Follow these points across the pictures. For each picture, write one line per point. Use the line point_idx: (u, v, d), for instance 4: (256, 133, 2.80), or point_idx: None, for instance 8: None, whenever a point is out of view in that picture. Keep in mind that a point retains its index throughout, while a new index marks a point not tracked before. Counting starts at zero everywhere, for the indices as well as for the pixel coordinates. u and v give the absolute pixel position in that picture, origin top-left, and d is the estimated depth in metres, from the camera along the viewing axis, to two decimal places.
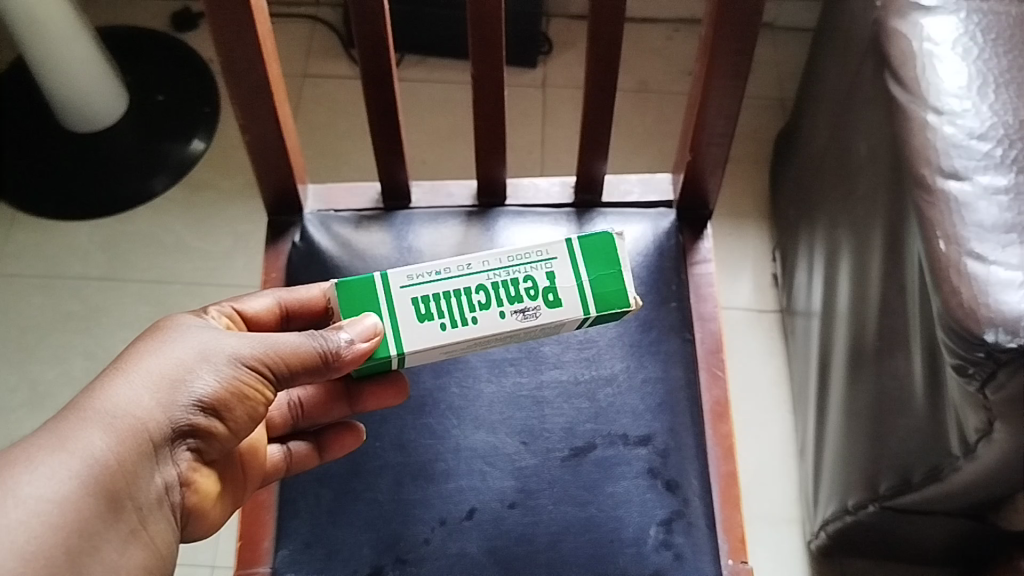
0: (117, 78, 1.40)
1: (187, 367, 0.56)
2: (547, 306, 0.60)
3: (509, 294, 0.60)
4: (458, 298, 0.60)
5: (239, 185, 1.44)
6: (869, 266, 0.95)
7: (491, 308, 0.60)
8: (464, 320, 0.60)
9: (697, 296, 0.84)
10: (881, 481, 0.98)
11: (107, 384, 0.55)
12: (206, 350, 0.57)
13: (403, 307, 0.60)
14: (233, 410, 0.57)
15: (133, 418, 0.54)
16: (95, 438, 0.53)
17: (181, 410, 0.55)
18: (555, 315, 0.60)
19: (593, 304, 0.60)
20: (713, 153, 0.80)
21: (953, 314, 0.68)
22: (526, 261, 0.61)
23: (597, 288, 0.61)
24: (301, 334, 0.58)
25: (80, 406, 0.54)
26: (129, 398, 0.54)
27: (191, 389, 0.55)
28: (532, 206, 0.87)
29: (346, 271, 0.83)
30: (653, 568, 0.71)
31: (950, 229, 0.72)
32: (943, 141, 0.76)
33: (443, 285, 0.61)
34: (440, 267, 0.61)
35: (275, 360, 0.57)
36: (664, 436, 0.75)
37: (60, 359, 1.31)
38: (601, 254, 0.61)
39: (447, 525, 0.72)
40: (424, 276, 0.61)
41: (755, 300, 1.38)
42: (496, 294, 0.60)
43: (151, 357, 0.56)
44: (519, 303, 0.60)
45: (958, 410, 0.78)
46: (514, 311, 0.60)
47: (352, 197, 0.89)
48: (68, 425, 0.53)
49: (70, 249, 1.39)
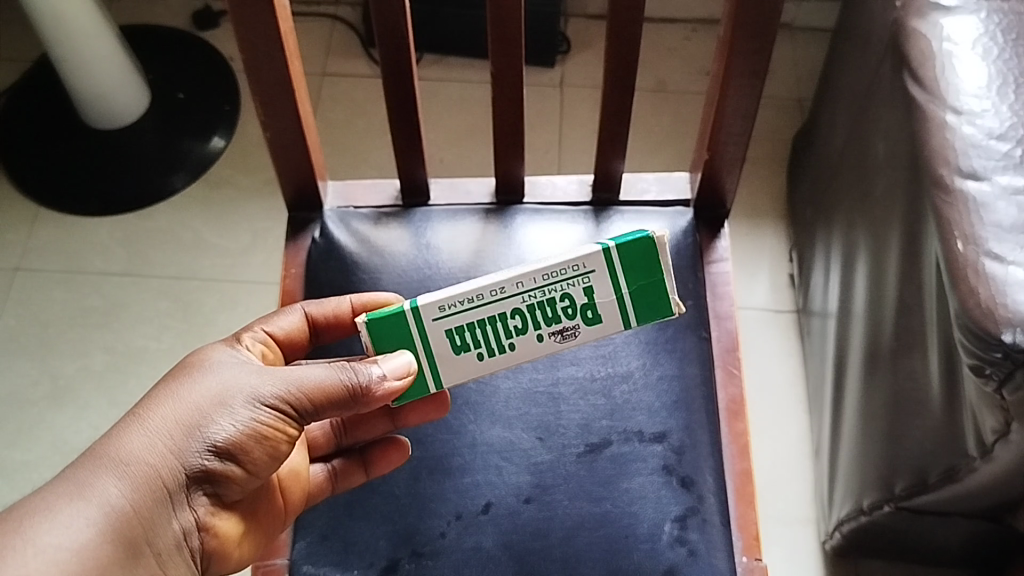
0: (140, 82, 1.42)
1: (204, 411, 0.56)
2: (586, 323, 0.62)
3: (547, 315, 0.61)
4: (494, 325, 0.62)
5: (258, 182, 1.45)
6: (887, 267, 0.95)
7: (529, 332, 0.62)
8: (502, 347, 0.62)
9: (713, 295, 0.84)
10: (896, 482, 0.98)
11: (123, 431, 0.55)
12: (225, 392, 0.57)
13: (439, 339, 0.62)
14: (252, 452, 0.57)
15: (147, 465, 0.54)
16: (110, 486, 0.53)
17: (196, 455, 0.55)
18: (594, 331, 0.62)
19: (631, 315, 0.62)
20: (731, 152, 0.81)
21: (970, 314, 0.68)
22: (561, 279, 0.60)
23: (636, 297, 0.61)
24: (326, 369, 0.58)
25: (97, 453, 0.54)
26: (144, 445, 0.55)
27: (207, 433, 0.56)
28: (549, 204, 0.88)
29: (365, 267, 0.83)
30: (668, 565, 0.71)
31: (968, 229, 0.72)
32: (962, 141, 0.76)
33: (475, 313, 0.62)
34: (471, 294, 0.61)
35: (298, 398, 0.57)
36: (680, 433, 0.75)
37: (82, 353, 1.32)
38: (639, 262, 0.60)
39: (463, 519, 0.73)
40: (455, 305, 0.61)
41: (771, 300, 1.38)
42: (533, 317, 0.61)
43: (168, 403, 0.56)
44: (557, 324, 0.62)
45: (975, 410, 0.78)
46: (552, 332, 0.62)
47: (371, 195, 0.89)
48: (85, 473, 0.53)
49: (92, 245, 1.40)
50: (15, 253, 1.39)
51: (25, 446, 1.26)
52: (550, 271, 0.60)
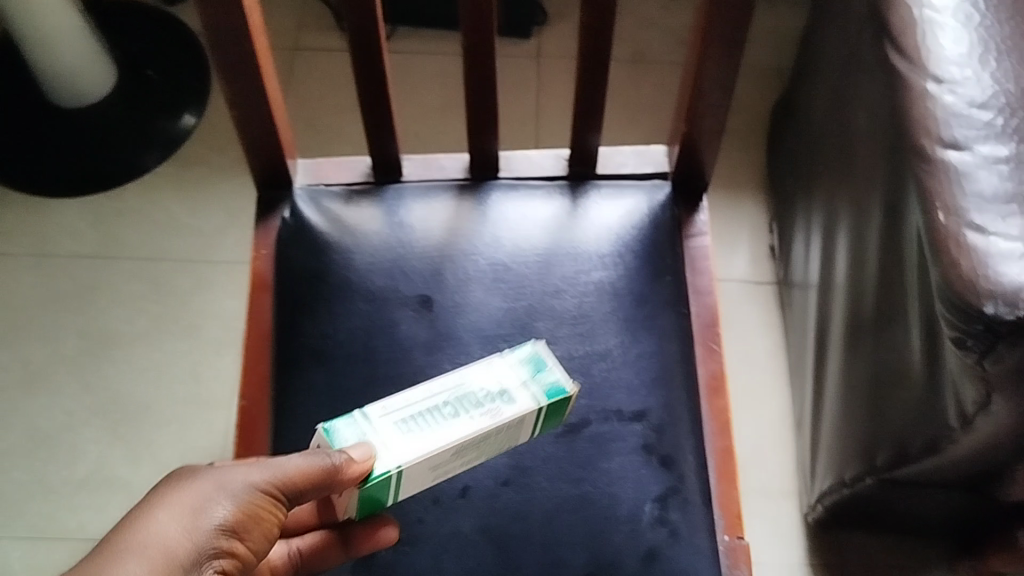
0: (109, 68, 1.39)
1: (205, 497, 0.53)
2: (504, 404, 0.59)
3: (469, 401, 0.59)
4: (422, 417, 0.58)
5: (230, 160, 1.42)
6: (868, 239, 0.94)
7: (455, 417, 0.58)
8: (432, 429, 0.57)
9: (692, 270, 0.83)
10: (877, 455, 0.97)
11: (133, 521, 0.51)
12: (221, 481, 0.54)
13: (376, 435, 0.57)
14: (250, 533, 0.54)
15: (162, 550, 0.50)
16: (127, 573, 0.49)
17: (208, 539, 0.52)
18: (515, 409, 0.59)
19: (544, 396, 0.60)
20: (709, 124, 0.79)
21: (952, 287, 0.67)
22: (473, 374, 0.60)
23: (547, 384, 0.60)
24: (308, 453, 0.56)
25: (111, 545, 0.50)
26: (156, 530, 0.51)
27: (212, 515, 0.52)
28: (525, 179, 0.86)
29: (336, 246, 0.81)
30: (649, 545, 0.70)
31: (949, 199, 0.71)
32: (943, 110, 0.75)
33: (403, 411, 0.59)
34: (393, 400, 0.59)
35: (287, 481, 0.55)
36: (660, 411, 0.74)
37: (54, 338, 1.30)
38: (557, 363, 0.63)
39: (440, 504, 0.71)
40: (383, 409, 0.59)
41: (752, 273, 1.36)
42: (458, 406, 0.59)
43: (170, 494, 0.53)
44: (480, 406, 0.58)
45: (956, 383, 0.77)
46: (477, 413, 0.58)
47: (342, 172, 0.87)
48: (98, 566, 0.49)
49: (61, 227, 1.37)
50: None
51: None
52: (482, 365, 0.61)
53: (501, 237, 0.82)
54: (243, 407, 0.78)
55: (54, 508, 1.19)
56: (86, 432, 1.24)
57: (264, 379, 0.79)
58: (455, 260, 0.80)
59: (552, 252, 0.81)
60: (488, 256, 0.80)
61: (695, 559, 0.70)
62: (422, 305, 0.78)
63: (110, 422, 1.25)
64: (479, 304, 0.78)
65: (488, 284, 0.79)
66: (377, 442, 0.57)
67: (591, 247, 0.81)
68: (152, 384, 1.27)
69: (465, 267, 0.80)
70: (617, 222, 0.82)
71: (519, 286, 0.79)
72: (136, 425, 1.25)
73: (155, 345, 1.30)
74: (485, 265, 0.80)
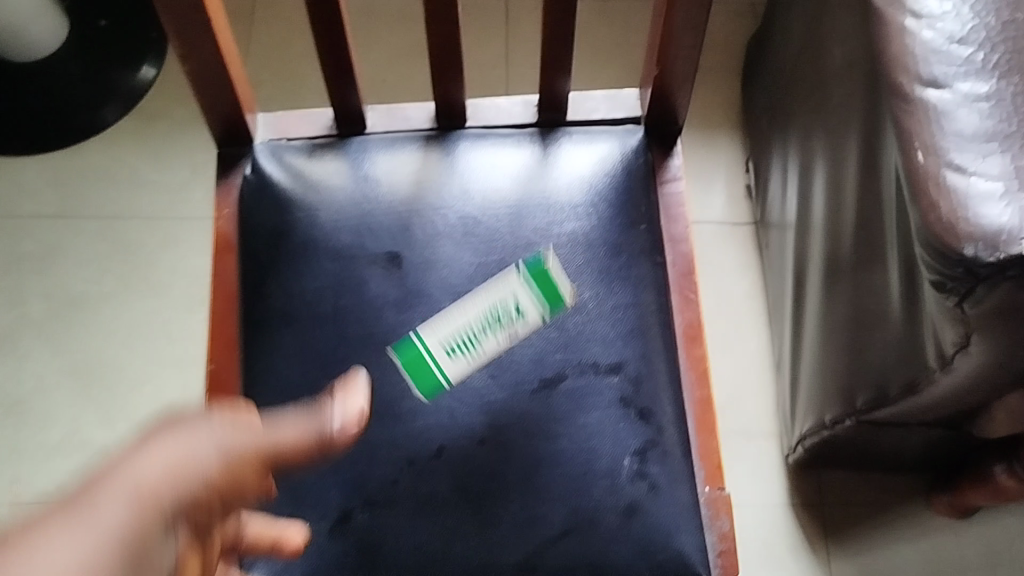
0: (60, 28, 1.33)
1: (196, 450, 0.52)
2: (520, 321, 0.72)
3: (495, 321, 0.71)
4: (463, 335, 0.71)
5: (192, 113, 1.38)
6: (846, 178, 0.92)
7: (485, 338, 0.71)
8: (472, 351, 0.71)
9: (667, 218, 0.82)
10: (857, 396, 0.97)
11: (117, 462, 0.49)
12: (211, 431, 0.53)
13: (436, 355, 0.71)
14: (229, 498, 0.53)
15: (151, 495, 0.48)
16: (117, 514, 0.47)
17: (192, 492, 0.51)
18: (528, 327, 0.72)
19: (548, 305, 0.73)
20: (682, 66, 0.77)
21: (933, 230, 0.66)
22: (495, 300, 0.72)
23: (549, 293, 0.73)
24: (298, 421, 0.57)
25: (94, 484, 0.48)
26: (145, 474, 0.49)
27: (201, 473, 0.51)
28: (493, 127, 0.83)
29: (300, 203, 0.79)
30: (628, 500, 0.70)
31: (929, 139, 0.69)
32: (921, 47, 0.72)
33: (453, 326, 0.71)
34: (448, 314, 0.72)
35: (275, 451, 0.55)
36: (637, 363, 0.73)
37: (19, 301, 1.27)
38: (547, 282, 0.73)
39: (416, 465, 0.70)
40: (441, 324, 0.72)
41: (728, 213, 1.35)
42: (486, 325, 0.71)
43: (158, 440, 0.51)
44: (506, 326, 0.71)
45: (935, 325, 0.76)
46: (503, 333, 0.71)
47: (304, 125, 0.84)
48: (83, 506, 0.47)
49: (20, 187, 1.33)
50: None
51: None
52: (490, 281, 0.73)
53: (471, 188, 0.79)
54: (211, 371, 0.76)
55: (30, 474, 1.18)
56: (59, 396, 1.22)
57: (232, 341, 0.77)
58: (424, 214, 0.78)
59: (523, 203, 0.78)
60: (458, 210, 0.78)
61: (675, 512, 0.70)
62: (391, 262, 0.76)
63: (82, 386, 1.22)
64: (450, 260, 0.76)
65: (458, 239, 0.77)
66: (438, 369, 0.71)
67: (564, 196, 0.79)
68: (123, 345, 1.25)
69: (434, 221, 0.78)
70: (589, 169, 0.80)
71: (490, 240, 0.77)
72: (109, 387, 1.23)
73: (124, 305, 1.27)
74: (454, 219, 0.78)
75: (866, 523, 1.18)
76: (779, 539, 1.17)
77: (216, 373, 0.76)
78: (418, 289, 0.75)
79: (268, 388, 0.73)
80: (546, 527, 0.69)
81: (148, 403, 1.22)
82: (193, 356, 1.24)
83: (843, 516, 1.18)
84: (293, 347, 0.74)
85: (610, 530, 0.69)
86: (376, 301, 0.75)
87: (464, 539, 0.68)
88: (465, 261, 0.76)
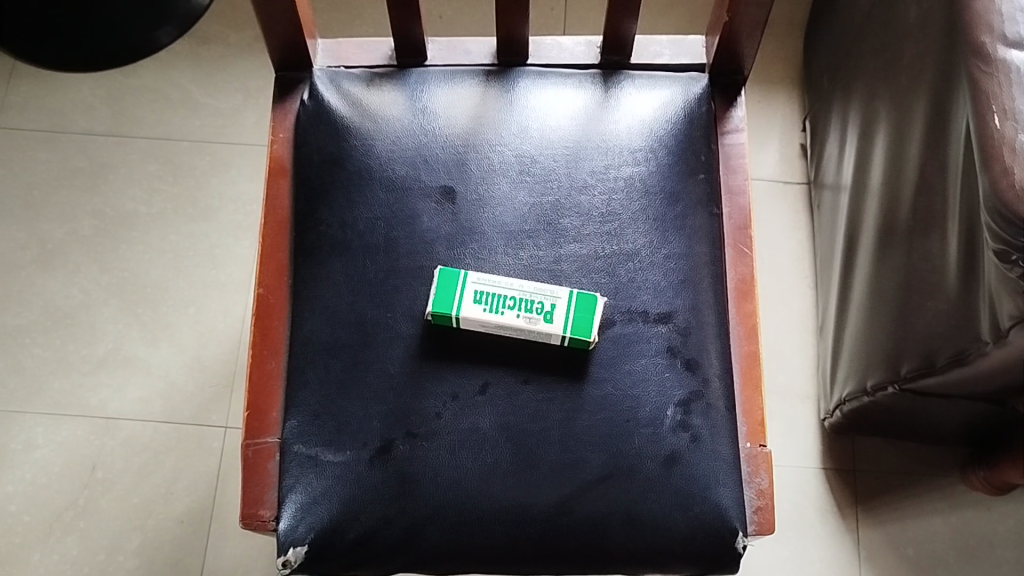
0: None
1: None
2: (542, 319, 0.70)
3: (528, 306, 0.70)
4: (500, 299, 0.71)
5: (247, 39, 1.37)
6: (910, 141, 0.90)
7: (510, 313, 0.70)
8: (497, 310, 0.70)
9: (726, 169, 0.81)
10: (902, 364, 0.95)
11: None
12: None
13: (467, 295, 0.71)
14: None
15: None
16: None
17: None
18: (543, 326, 0.70)
19: (570, 329, 0.70)
20: (752, 14, 0.75)
21: (1001, 197, 0.64)
22: (542, 296, 0.71)
23: (577, 323, 0.70)
24: None
25: None
26: None
27: None
28: (554, 66, 0.82)
29: (357, 132, 0.78)
30: (669, 450, 0.69)
31: (1007, 102, 0.67)
32: (1009, 5, 0.70)
33: (497, 288, 0.71)
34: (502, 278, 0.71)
35: None
36: (686, 314, 0.73)
37: (70, 216, 1.28)
38: (586, 317, 0.70)
39: (459, 400, 0.70)
40: (491, 282, 0.71)
41: (781, 171, 1.32)
42: (519, 304, 0.70)
43: None
44: (530, 312, 0.70)
45: (993, 295, 0.75)
46: (524, 315, 0.70)
47: (363, 53, 0.83)
48: None
49: (75, 103, 1.33)
50: None
51: (17, 310, 1.23)
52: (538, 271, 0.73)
53: (529, 126, 0.78)
54: (260, 295, 0.77)
55: (75, 386, 1.20)
56: (105, 312, 1.24)
57: (283, 267, 0.77)
58: (480, 150, 0.77)
59: (581, 145, 0.77)
60: (514, 147, 0.77)
61: (714, 465, 0.70)
62: (444, 196, 0.76)
63: (128, 304, 1.24)
64: (504, 198, 0.75)
65: (513, 177, 0.76)
66: (464, 304, 0.70)
67: (622, 140, 0.77)
68: (169, 266, 1.26)
69: (490, 158, 0.77)
70: (649, 115, 0.79)
71: (545, 180, 0.76)
72: (154, 307, 1.24)
73: (172, 227, 1.28)
74: (510, 156, 0.77)
75: (898, 492, 1.17)
76: (810, 502, 1.17)
77: (265, 297, 0.77)
78: (471, 226, 0.75)
79: (316, 314, 0.73)
80: (585, 471, 0.69)
81: (191, 325, 1.23)
82: (237, 281, 1.26)
83: (875, 484, 1.17)
84: (343, 275, 0.74)
85: (649, 479, 0.69)
86: (427, 235, 0.74)
87: (502, 477, 0.69)
88: (519, 200, 0.75)
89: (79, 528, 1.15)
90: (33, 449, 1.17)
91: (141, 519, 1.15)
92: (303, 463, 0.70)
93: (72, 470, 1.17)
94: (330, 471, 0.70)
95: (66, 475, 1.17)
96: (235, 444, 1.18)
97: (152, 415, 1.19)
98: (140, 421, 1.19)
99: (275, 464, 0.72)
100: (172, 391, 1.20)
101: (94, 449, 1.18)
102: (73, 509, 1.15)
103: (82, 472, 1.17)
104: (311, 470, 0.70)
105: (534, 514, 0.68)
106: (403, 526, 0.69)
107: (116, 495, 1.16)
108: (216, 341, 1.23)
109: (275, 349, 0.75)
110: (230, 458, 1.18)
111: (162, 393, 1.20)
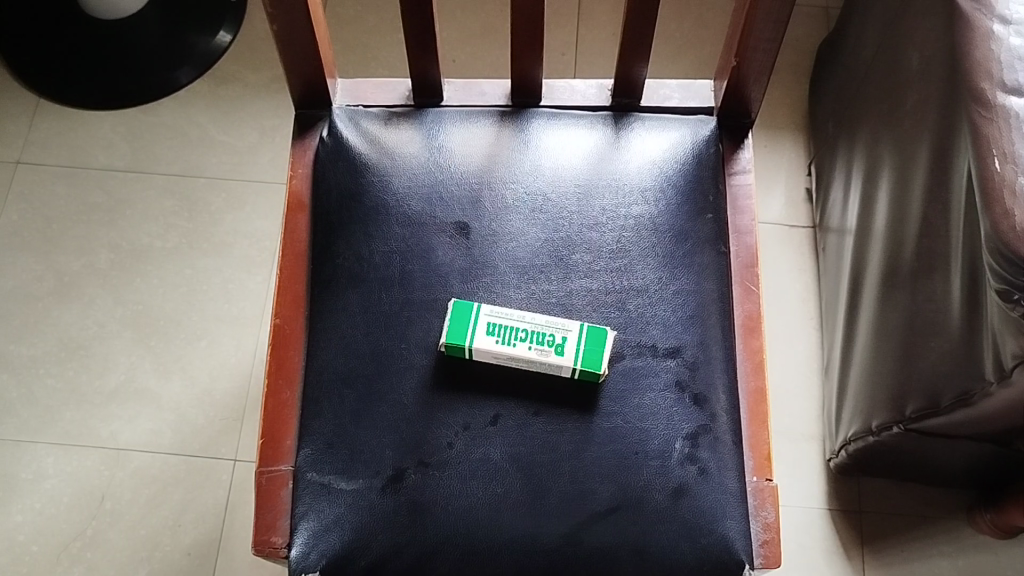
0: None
1: None
2: (552, 352, 0.71)
3: (539, 338, 0.72)
4: (512, 330, 0.72)
5: (264, 79, 1.40)
6: (913, 184, 0.92)
7: (521, 345, 0.72)
8: (509, 341, 0.72)
9: (733, 209, 0.83)
10: (907, 404, 0.95)
11: None
12: None
13: (480, 327, 0.72)
14: None
15: None
16: None
17: None
18: (554, 359, 0.71)
19: (580, 361, 0.71)
20: (758, 58, 0.77)
21: (1002, 237, 0.65)
22: (552, 328, 0.72)
23: (587, 355, 0.71)
24: None
25: None
26: None
27: None
28: (567, 108, 0.84)
29: (375, 169, 0.80)
30: (677, 483, 0.71)
31: (1007, 147, 0.69)
32: (1008, 53, 0.73)
33: (510, 320, 0.73)
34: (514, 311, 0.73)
35: None
36: (694, 349, 0.74)
37: (87, 249, 1.30)
38: (596, 349, 0.72)
39: (471, 431, 0.72)
40: (505, 314, 0.73)
41: (787, 215, 1.34)
42: (530, 336, 0.72)
43: None
44: (542, 344, 0.72)
45: (996, 335, 0.76)
46: (536, 347, 0.72)
47: (381, 93, 0.86)
48: None
49: (96, 140, 1.36)
50: (17, 147, 1.35)
51: (34, 340, 1.25)
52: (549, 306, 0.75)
53: (541, 165, 0.80)
54: (277, 325, 0.78)
55: (86, 417, 1.21)
56: (118, 344, 1.25)
57: (300, 298, 0.79)
58: (495, 187, 0.79)
59: (592, 184, 0.79)
60: (527, 185, 0.79)
61: (721, 498, 0.71)
62: (459, 231, 0.78)
63: (140, 336, 1.26)
64: (517, 234, 0.77)
65: (525, 214, 0.78)
66: (477, 336, 0.72)
67: (632, 179, 0.80)
68: (182, 300, 1.28)
69: (504, 195, 0.79)
70: (659, 156, 0.81)
71: (558, 217, 0.78)
72: (167, 340, 1.26)
73: (187, 262, 1.30)
74: (523, 194, 0.79)
75: (904, 534, 1.17)
76: (816, 542, 1.17)
77: (281, 327, 0.78)
78: (484, 260, 0.77)
79: (332, 344, 0.75)
80: (594, 503, 0.70)
81: (203, 357, 1.25)
82: (249, 316, 1.28)
83: (881, 526, 1.18)
84: (358, 307, 0.76)
85: (658, 510, 0.70)
86: (442, 269, 0.76)
87: (512, 507, 0.70)
88: (531, 237, 0.77)
89: (86, 558, 1.15)
90: (43, 479, 1.18)
91: (147, 551, 1.16)
92: (316, 491, 0.71)
93: (81, 501, 1.18)
94: (343, 499, 0.71)
95: (74, 505, 1.17)
96: (244, 477, 1.19)
97: (162, 446, 1.20)
98: (150, 452, 1.20)
99: (288, 491, 0.73)
100: (183, 424, 1.22)
101: (103, 480, 1.19)
102: (81, 540, 1.16)
103: (92, 502, 1.18)
104: (324, 498, 0.71)
105: (542, 545, 0.69)
106: (414, 553, 0.69)
107: (124, 526, 1.17)
108: (226, 375, 1.24)
109: (289, 379, 0.77)
110: (239, 491, 1.18)
111: (173, 425, 1.21)
